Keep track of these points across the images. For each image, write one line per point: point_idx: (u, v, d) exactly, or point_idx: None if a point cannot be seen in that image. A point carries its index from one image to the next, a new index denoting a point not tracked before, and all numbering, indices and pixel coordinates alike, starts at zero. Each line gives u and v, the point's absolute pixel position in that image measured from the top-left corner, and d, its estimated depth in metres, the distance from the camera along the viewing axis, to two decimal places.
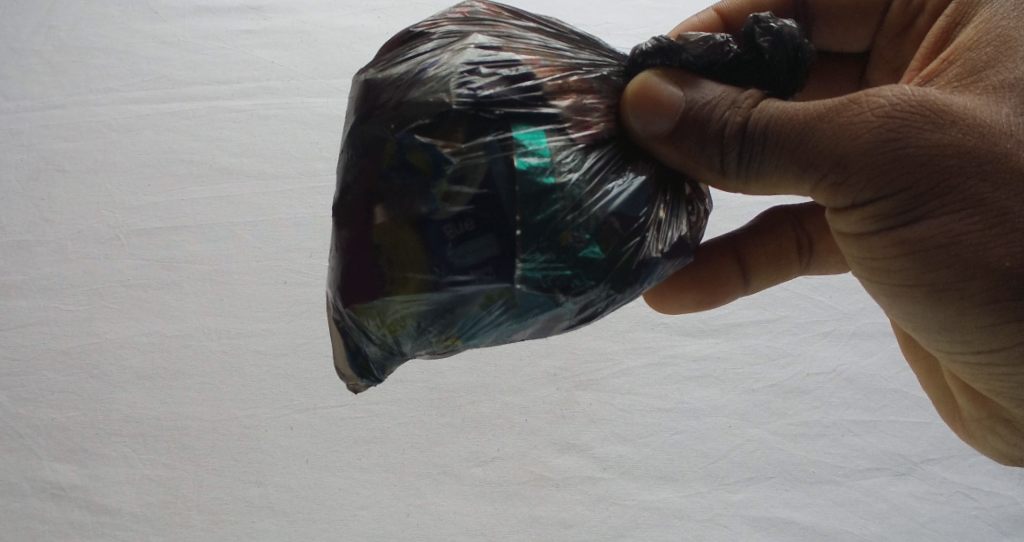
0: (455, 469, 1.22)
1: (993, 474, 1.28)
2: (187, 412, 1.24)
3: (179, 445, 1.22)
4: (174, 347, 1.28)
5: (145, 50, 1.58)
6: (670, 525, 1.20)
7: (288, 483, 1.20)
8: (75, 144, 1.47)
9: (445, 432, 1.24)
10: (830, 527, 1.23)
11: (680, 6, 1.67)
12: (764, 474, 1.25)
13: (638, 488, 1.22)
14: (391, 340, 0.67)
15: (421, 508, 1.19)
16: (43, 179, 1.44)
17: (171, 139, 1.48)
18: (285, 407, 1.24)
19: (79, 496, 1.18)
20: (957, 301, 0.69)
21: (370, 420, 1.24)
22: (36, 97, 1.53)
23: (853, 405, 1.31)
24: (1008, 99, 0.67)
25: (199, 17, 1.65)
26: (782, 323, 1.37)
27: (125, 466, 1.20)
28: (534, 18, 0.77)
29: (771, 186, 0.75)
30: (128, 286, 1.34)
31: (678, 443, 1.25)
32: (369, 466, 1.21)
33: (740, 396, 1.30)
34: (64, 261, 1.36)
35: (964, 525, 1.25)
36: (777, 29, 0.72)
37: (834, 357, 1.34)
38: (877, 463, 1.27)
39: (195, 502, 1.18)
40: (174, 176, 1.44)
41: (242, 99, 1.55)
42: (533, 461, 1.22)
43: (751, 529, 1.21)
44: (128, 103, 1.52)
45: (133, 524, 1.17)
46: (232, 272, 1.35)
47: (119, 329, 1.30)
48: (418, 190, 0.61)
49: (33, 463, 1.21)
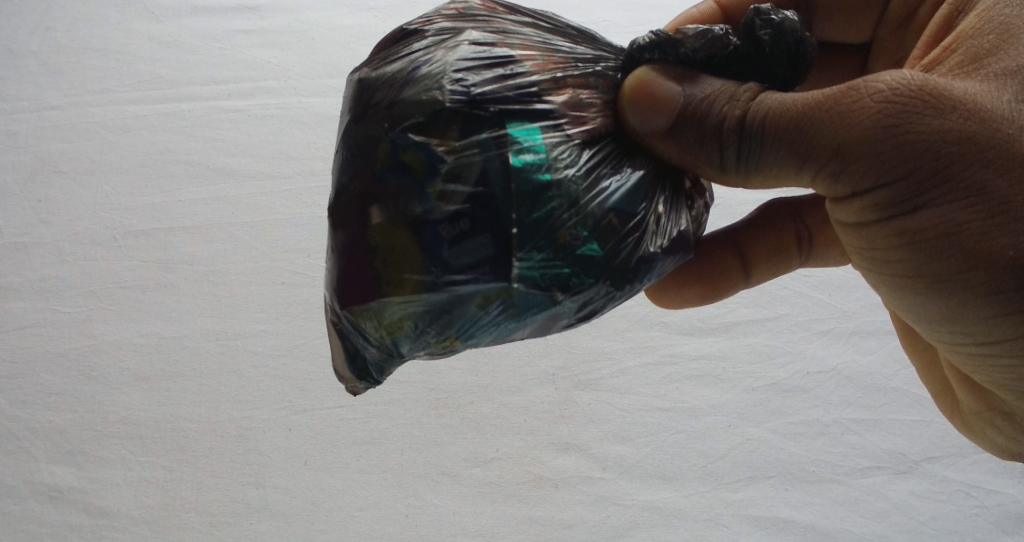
0: (454, 469, 1.21)
1: (993, 472, 1.27)
2: (186, 413, 1.23)
3: (177, 446, 1.21)
4: (173, 348, 1.28)
5: (142, 50, 1.59)
6: (670, 524, 1.19)
7: (286, 484, 1.19)
8: (72, 145, 1.47)
9: (444, 432, 1.23)
10: (831, 526, 1.22)
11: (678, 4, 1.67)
12: (764, 473, 1.24)
13: (639, 489, 1.21)
14: (389, 342, 0.66)
15: (418, 509, 1.18)
16: (40, 181, 1.43)
17: (169, 139, 1.48)
18: (283, 408, 1.24)
19: (78, 498, 1.18)
20: (958, 292, 0.68)
21: (368, 421, 1.24)
22: (34, 97, 1.53)
23: (853, 403, 1.31)
24: (1010, 86, 0.67)
25: (196, 17, 1.65)
26: (781, 321, 1.36)
27: (123, 468, 1.19)
28: (530, 13, 0.77)
29: (770, 179, 0.74)
30: (126, 287, 1.33)
31: (678, 442, 1.25)
32: (367, 466, 1.20)
33: (740, 395, 1.29)
34: (62, 263, 1.36)
35: (964, 523, 1.24)
36: (777, 22, 0.72)
37: (834, 356, 1.34)
38: (876, 462, 1.27)
39: (194, 503, 1.18)
40: (173, 177, 1.44)
41: (240, 99, 1.55)
42: (532, 461, 1.22)
43: (750, 528, 1.20)
44: (125, 103, 1.52)
45: (131, 527, 1.16)
46: (230, 274, 1.35)
47: (118, 330, 1.30)
48: (412, 191, 0.61)
49: (31, 465, 1.20)
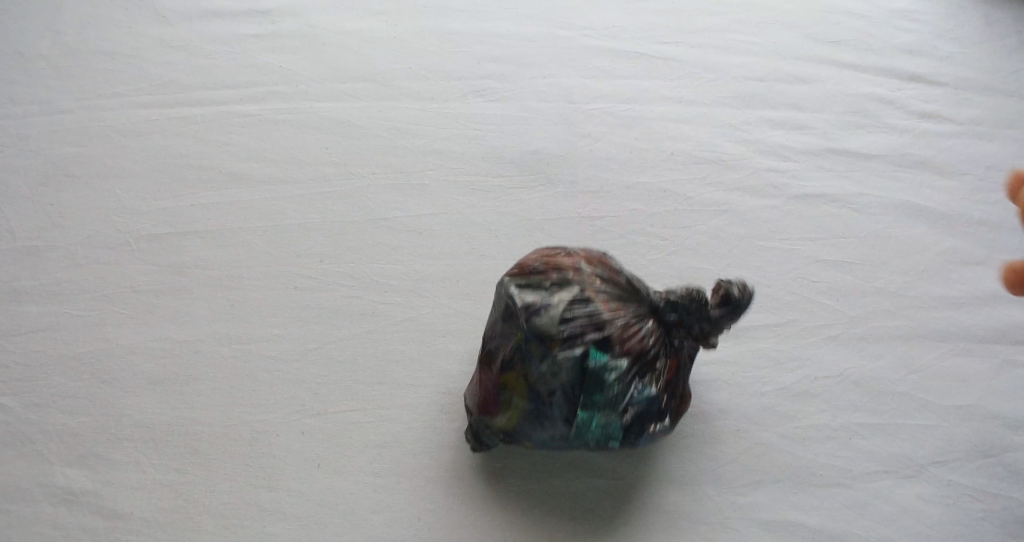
0: (466, 474, 1.21)
1: (999, 476, 1.27)
2: (199, 416, 1.24)
3: (191, 450, 1.21)
4: (186, 352, 1.29)
5: (153, 56, 1.61)
6: (679, 528, 1.19)
7: (300, 488, 1.19)
8: (84, 149, 1.49)
9: (456, 437, 1.24)
10: (840, 530, 1.21)
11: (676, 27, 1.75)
12: (774, 477, 1.24)
13: (649, 493, 1.21)
14: None
15: (431, 512, 1.18)
16: (52, 185, 1.44)
17: (180, 144, 1.50)
18: (296, 412, 1.25)
19: (91, 501, 1.17)
20: None
21: (381, 424, 1.24)
22: (45, 101, 1.54)
23: (861, 408, 1.31)
24: None
25: (206, 22, 1.68)
26: (790, 326, 1.38)
27: (137, 472, 1.20)
28: None
29: None
30: (139, 292, 1.34)
31: (688, 447, 1.26)
32: (380, 470, 1.21)
33: (749, 399, 1.30)
34: (74, 266, 1.37)
35: (971, 527, 1.23)
36: None
37: (842, 361, 1.35)
38: (884, 466, 1.27)
39: (208, 506, 1.17)
40: (184, 181, 1.46)
41: (251, 104, 1.56)
42: (543, 465, 1.22)
43: (761, 532, 1.20)
44: (135, 107, 1.54)
45: (145, 530, 1.15)
46: (242, 278, 1.36)
47: (131, 334, 1.31)
48: None
49: (46, 469, 1.20)
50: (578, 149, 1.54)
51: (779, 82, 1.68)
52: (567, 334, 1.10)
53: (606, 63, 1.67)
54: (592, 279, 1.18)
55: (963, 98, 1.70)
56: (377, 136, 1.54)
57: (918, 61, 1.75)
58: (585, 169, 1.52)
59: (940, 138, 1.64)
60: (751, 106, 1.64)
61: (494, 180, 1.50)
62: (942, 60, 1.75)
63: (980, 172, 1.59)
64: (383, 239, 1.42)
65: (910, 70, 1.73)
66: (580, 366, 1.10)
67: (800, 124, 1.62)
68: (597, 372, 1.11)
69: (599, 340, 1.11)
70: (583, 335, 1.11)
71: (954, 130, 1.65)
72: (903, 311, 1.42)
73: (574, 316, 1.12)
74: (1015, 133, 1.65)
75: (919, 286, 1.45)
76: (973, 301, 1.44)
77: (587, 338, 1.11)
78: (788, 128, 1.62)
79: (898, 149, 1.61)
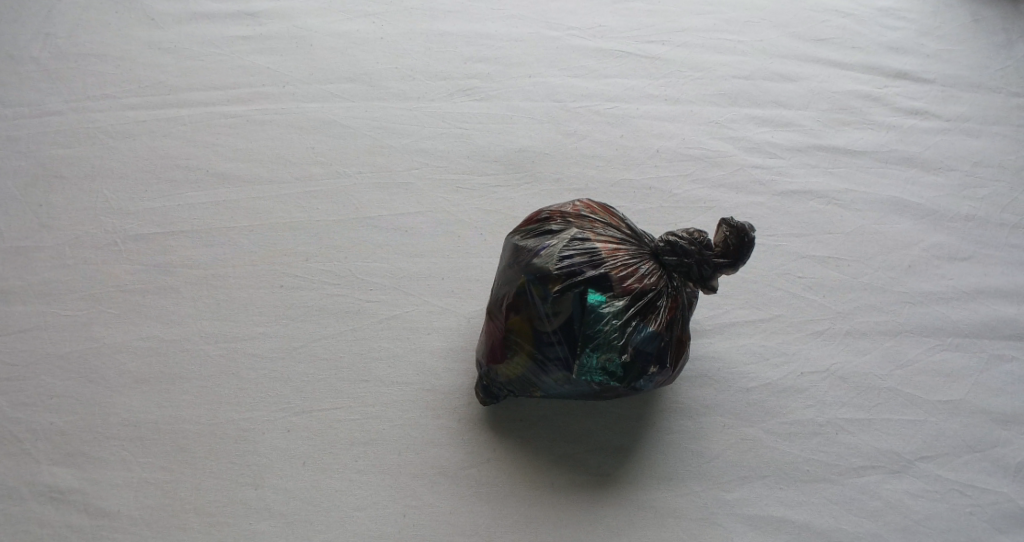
0: (451, 471, 1.21)
1: (986, 471, 1.27)
2: (185, 414, 1.24)
3: (178, 448, 1.22)
4: (173, 351, 1.30)
5: (143, 58, 1.62)
6: (664, 523, 1.19)
7: (285, 486, 1.19)
8: (74, 151, 1.50)
9: (442, 434, 1.24)
10: (826, 525, 1.20)
11: (663, 26, 1.76)
12: (760, 472, 1.24)
13: (634, 488, 1.21)
14: None
15: (416, 508, 1.18)
16: (42, 186, 1.45)
17: (170, 145, 1.51)
18: (281, 410, 1.25)
19: (78, 499, 1.17)
20: None
21: (366, 422, 1.25)
22: (35, 103, 1.55)
23: (847, 404, 1.31)
24: None
25: (196, 23, 1.69)
26: (776, 323, 1.38)
27: (124, 470, 1.20)
28: None
29: None
30: (127, 292, 1.35)
31: (674, 443, 1.25)
32: (365, 467, 1.21)
33: (735, 395, 1.30)
34: (62, 266, 1.37)
35: (959, 522, 1.23)
36: None
37: (827, 356, 1.35)
38: (870, 461, 1.26)
39: (194, 504, 1.17)
40: (172, 182, 1.47)
41: (239, 105, 1.57)
42: (528, 462, 1.22)
43: (746, 528, 1.19)
44: (126, 109, 1.55)
45: (131, 527, 1.15)
46: (230, 278, 1.37)
47: (119, 333, 1.31)
48: None
49: (32, 467, 1.20)
50: (564, 147, 1.55)
51: (765, 80, 1.69)
52: (564, 270, 1.08)
53: (593, 62, 1.68)
54: (596, 225, 1.16)
55: (950, 96, 1.70)
56: (364, 136, 1.54)
57: (905, 59, 1.75)
58: (571, 167, 1.53)
59: (927, 135, 1.64)
60: (737, 104, 1.64)
61: (481, 178, 1.50)
62: (928, 58, 1.76)
63: (967, 168, 1.60)
64: (370, 237, 1.42)
65: (896, 68, 1.74)
66: (576, 303, 1.08)
67: (787, 122, 1.63)
68: (594, 310, 1.08)
69: (597, 275, 1.09)
70: (580, 272, 1.09)
71: (941, 127, 1.65)
72: (889, 306, 1.42)
73: (573, 256, 1.10)
74: (1002, 130, 1.65)
75: (906, 282, 1.45)
76: (960, 296, 1.44)
77: (585, 274, 1.08)
78: (775, 125, 1.62)
79: (885, 146, 1.62)
